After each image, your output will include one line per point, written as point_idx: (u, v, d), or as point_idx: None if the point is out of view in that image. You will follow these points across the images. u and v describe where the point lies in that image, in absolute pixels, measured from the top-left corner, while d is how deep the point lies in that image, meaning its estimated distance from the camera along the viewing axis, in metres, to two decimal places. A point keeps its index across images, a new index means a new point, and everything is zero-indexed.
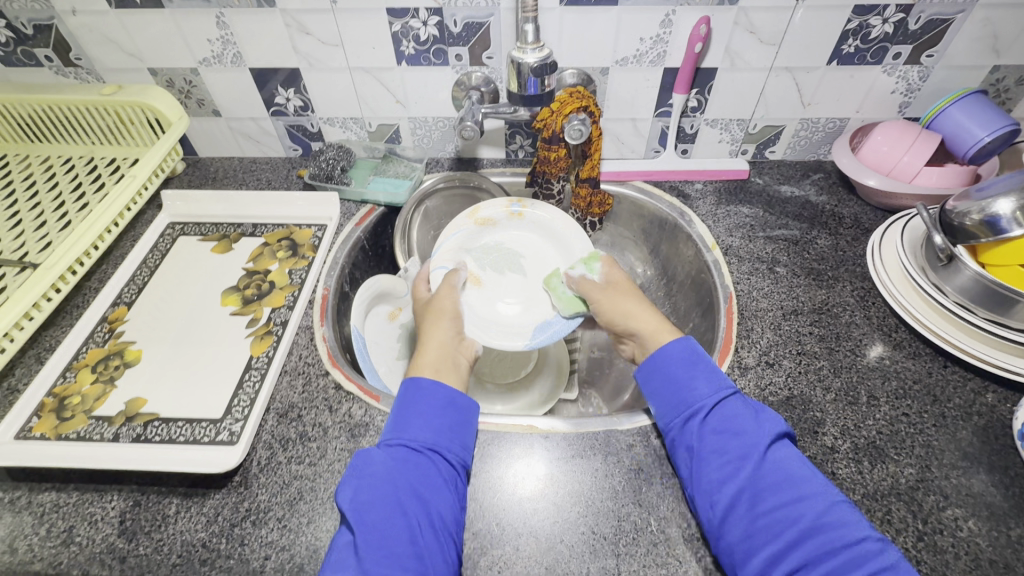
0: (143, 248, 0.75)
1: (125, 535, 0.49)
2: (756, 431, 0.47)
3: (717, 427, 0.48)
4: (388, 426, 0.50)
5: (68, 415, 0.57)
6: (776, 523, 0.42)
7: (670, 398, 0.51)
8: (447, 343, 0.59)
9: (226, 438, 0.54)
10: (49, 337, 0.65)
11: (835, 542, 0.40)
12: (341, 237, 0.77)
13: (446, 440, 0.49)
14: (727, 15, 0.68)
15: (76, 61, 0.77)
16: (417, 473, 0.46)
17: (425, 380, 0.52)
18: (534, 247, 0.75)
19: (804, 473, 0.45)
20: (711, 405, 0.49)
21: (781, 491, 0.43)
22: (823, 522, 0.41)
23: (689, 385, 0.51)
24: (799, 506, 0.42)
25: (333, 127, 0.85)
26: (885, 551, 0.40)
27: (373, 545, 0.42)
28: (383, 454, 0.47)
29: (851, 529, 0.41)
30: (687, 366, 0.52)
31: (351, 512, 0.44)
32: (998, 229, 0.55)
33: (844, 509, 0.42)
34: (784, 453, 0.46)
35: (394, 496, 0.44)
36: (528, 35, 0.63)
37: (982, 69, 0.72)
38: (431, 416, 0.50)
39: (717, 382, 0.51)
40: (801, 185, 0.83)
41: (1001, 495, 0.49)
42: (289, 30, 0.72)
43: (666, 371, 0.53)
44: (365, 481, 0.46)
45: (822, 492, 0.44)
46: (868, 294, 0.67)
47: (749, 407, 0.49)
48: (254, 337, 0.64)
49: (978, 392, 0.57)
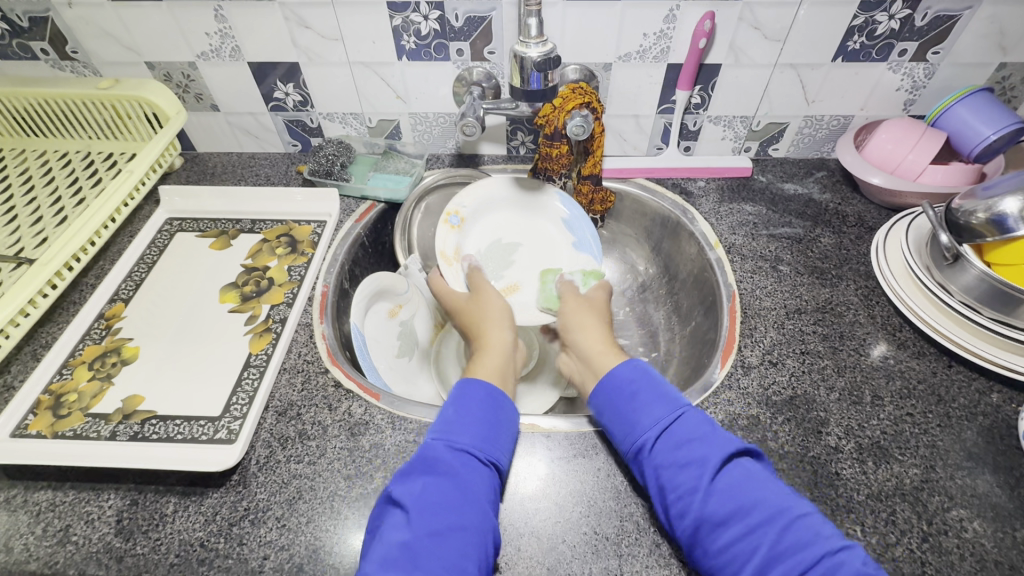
0: (140, 244, 0.75)
1: (123, 535, 0.48)
2: (704, 456, 0.45)
3: (666, 459, 0.46)
4: (447, 422, 0.49)
5: (65, 412, 0.56)
6: (735, 557, 0.41)
7: (618, 429, 0.50)
8: (505, 349, 0.60)
9: (224, 436, 0.54)
10: (45, 334, 0.64)
11: (797, 567, 0.39)
12: (341, 233, 0.76)
13: (503, 453, 0.49)
14: (732, 11, 0.67)
15: (72, 54, 0.76)
16: (479, 482, 0.46)
17: (491, 385, 0.53)
18: (502, 226, 0.79)
19: (758, 493, 0.43)
20: (655, 437, 0.48)
21: (733, 522, 0.42)
22: (782, 548, 0.40)
23: (634, 417, 0.49)
24: (755, 536, 0.41)
25: (333, 122, 0.84)
26: (845, 563, 0.38)
27: (433, 552, 0.41)
28: (448, 453, 0.46)
29: (812, 548, 0.39)
30: (627, 398, 0.51)
31: (414, 508, 0.43)
32: (1005, 228, 0.55)
33: (804, 525, 0.41)
34: (734, 475, 0.44)
35: (462, 504, 0.43)
36: (532, 28, 0.62)
37: (988, 66, 0.71)
38: (491, 425, 0.50)
39: (662, 407, 0.49)
40: (804, 182, 0.82)
41: (1007, 496, 0.49)
42: (289, 24, 0.71)
43: (613, 403, 0.51)
44: (434, 479, 0.45)
45: (780, 509, 0.42)
46: (872, 293, 0.67)
47: (702, 427, 0.47)
48: (254, 334, 0.63)
49: (983, 392, 0.56)
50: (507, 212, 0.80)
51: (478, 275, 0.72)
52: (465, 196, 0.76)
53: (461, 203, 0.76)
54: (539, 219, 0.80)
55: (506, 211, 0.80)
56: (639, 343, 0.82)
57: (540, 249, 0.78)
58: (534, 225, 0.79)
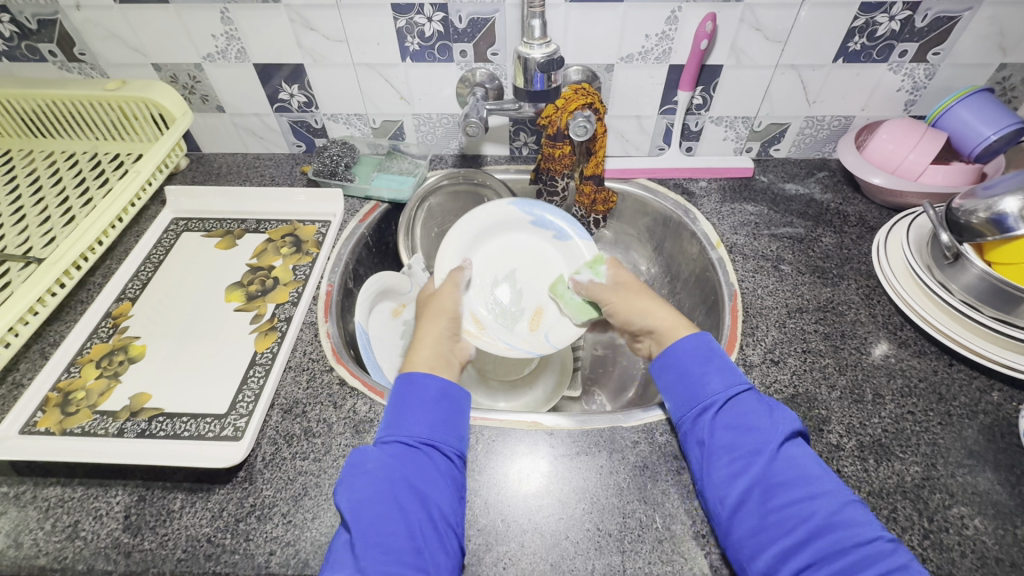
0: (146, 244, 0.75)
1: (131, 530, 0.49)
2: (767, 426, 0.47)
3: (729, 422, 0.48)
4: (384, 422, 0.50)
5: (72, 410, 0.57)
6: (788, 519, 0.42)
7: (681, 393, 0.52)
8: (440, 342, 0.59)
9: (231, 433, 0.54)
10: (53, 333, 0.65)
11: (847, 540, 0.40)
12: (345, 233, 0.77)
13: (442, 433, 0.49)
14: (733, 12, 0.68)
15: (80, 56, 0.77)
16: (414, 467, 0.46)
17: (420, 375, 0.52)
18: (506, 252, 0.73)
19: (818, 471, 0.44)
20: (724, 400, 0.49)
21: (793, 487, 0.43)
22: (836, 519, 0.41)
23: (702, 380, 0.51)
24: (813, 503, 0.42)
25: (337, 123, 0.85)
26: (897, 552, 0.40)
27: (372, 543, 0.42)
28: (379, 451, 0.47)
29: (863, 529, 0.41)
30: (700, 362, 0.52)
31: (351, 512, 0.44)
32: (1004, 227, 0.55)
33: (858, 509, 0.42)
34: (796, 450, 0.46)
35: (392, 494, 0.44)
36: (535, 30, 0.63)
37: (989, 67, 0.72)
38: (426, 410, 0.50)
39: (731, 377, 0.51)
40: (806, 183, 0.82)
41: (1007, 494, 0.49)
42: (294, 26, 0.71)
43: (681, 368, 0.53)
44: (362, 477, 0.45)
45: (835, 490, 0.43)
46: (873, 292, 0.67)
47: (764, 403, 0.49)
48: (259, 333, 0.64)
49: (984, 391, 0.57)
50: (504, 235, 0.74)
51: (456, 275, 0.66)
52: (453, 237, 0.70)
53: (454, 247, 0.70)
54: (531, 237, 0.74)
55: (504, 235, 0.74)
56: None
57: (552, 268, 0.72)
58: (539, 245, 0.74)
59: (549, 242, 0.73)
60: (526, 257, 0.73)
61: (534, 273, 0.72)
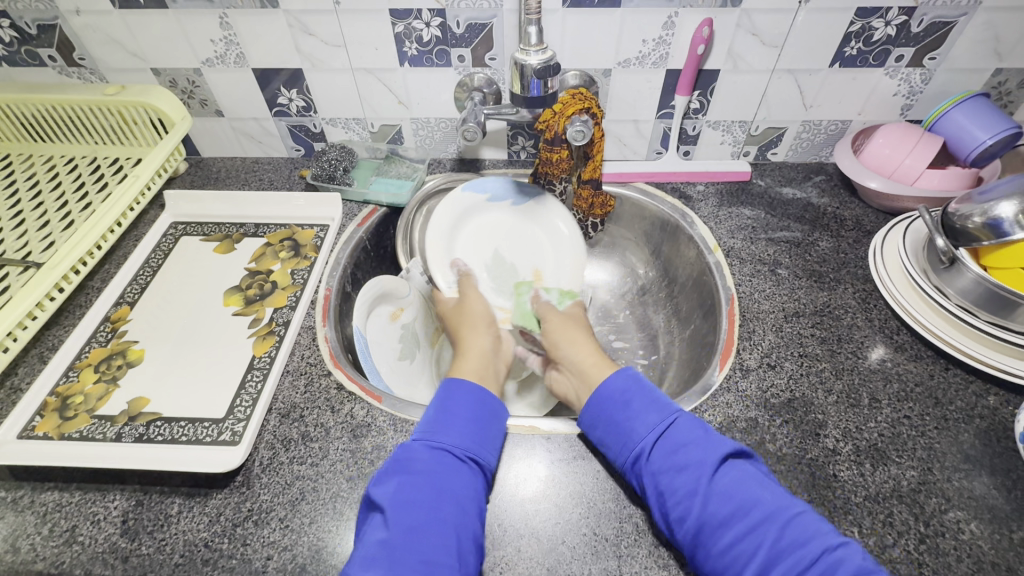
0: (145, 248, 0.76)
1: (128, 535, 0.49)
2: (700, 460, 0.46)
3: (664, 465, 0.47)
4: (428, 423, 0.51)
5: (71, 414, 0.57)
6: (738, 557, 0.41)
7: (614, 441, 0.50)
8: (484, 352, 0.61)
9: (228, 438, 0.54)
10: (52, 337, 0.65)
11: (797, 566, 0.40)
12: (343, 237, 0.77)
13: (484, 448, 0.50)
14: (730, 17, 0.68)
15: (79, 61, 0.77)
16: (458, 477, 0.47)
17: (466, 383, 0.54)
18: (487, 237, 0.78)
19: (755, 493, 0.44)
20: (654, 441, 0.48)
21: (736, 522, 0.42)
22: (781, 547, 0.41)
23: (628, 426, 0.50)
24: (757, 534, 0.42)
25: (336, 127, 0.85)
26: (847, 558, 0.39)
27: (408, 548, 0.42)
28: (426, 453, 0.48)
29: (811, 545, 0.40)
30: (622, 408, 0.51)
31: (391, 508, 0.44)
32: (1000, 232, 0.55)
33: (804, 521, 0.42)
34: (732, 477, 0.45)
35: (436, 502, 0.44)
36: (533, 36, 0.63)
37: (984, 71, 0.72)
38: (471, 422, 0.51)
39: (654, 415, 0.49)
40: (803, 186, 0.83)
41: (1003, 498, 0.49)
42: (292, 31, 0.72)
43: (605, 413, 0.51)
44: (409, 478, 0.46)
45: (778, 507, 0.43)
46: (870, 296, 0.67)
47: (697, 432, 0.48)
48: (257, 337, 0.64)
49: (980, 395, 0.57)
50: (477, 221, 0.79)
51: (468, 279, 0.72)
52: (438, 254, 0.73)
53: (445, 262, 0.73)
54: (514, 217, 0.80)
55: (476, 223, 0.79)
56: (639, 347, 0.83)
57: (530, 235, 0.80)
58: (509, 219, 0.80)
59: (525, 219, 0.80)
60: (504, 233, 0.79)
61: (519, 245, 0.79)
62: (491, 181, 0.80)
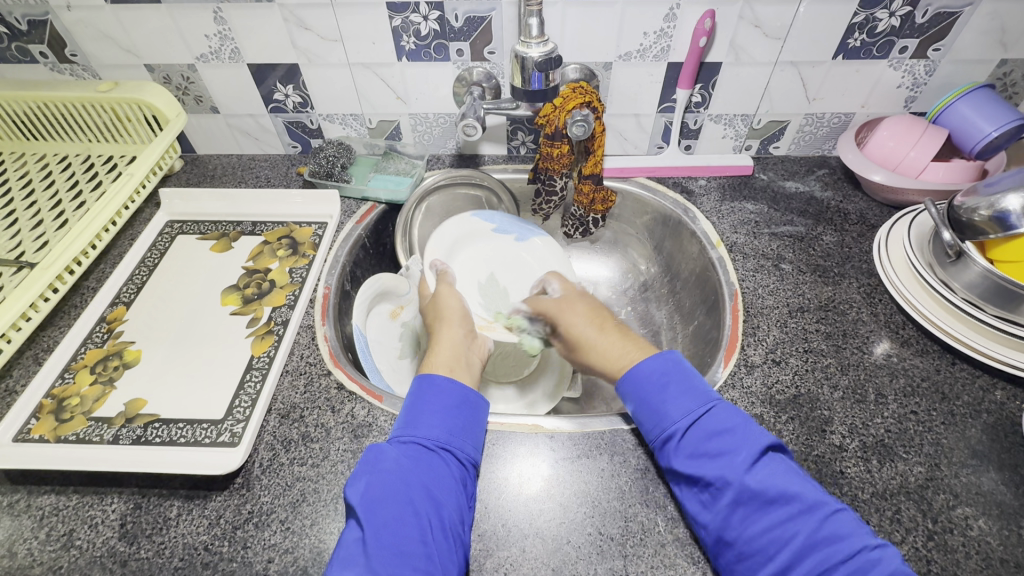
0: (141, 247, 0.75)
1: (127, 539, 0.48)
2: (736, 447, 0.45)
3: (695, 450, 0.46)
4: (399, 422, 0.50)
5: (67, 416, 0.56)
6: (771, 543, 0.41)
7: (646, 420, 0.50)
8: (454, 344, 0.59)
9: (227, 439, 0.54)
10: (47, 338, 0.64)
11: (835, 557, 0.39)
12: (342, 234, 0.76)
13: (458, 438, 0.49)
14: (732, 9, 0.67)
15: (71, 57, 0.76)
16: (430, 469, 0.46)
17: (438, 376, 0.53)
18: (483, 258, 0.78)
19: (793, 487, 0.42)
20: (688, 426, 0.48)
21: (774, 507, 0.42)
22: (819, 538, 0.40)
23: (661, 409, 0.49)
24: (793, 526, 0.41)
25: (333, 123, 0.84)
26: (884, 559, 0.38)
27: (382, 543, 0.41)
28: (397, 450, 0.47)
29: (850, 541, 0.40)
30: (657, 390, 0.50)
31: (362, 507, 0.44)
32: (1007, 225, 0.55)
33: (842, 518, 0.41)
34: (768, 470, 0.43)
35: (407, 495, 0.44)
36: (533, 28, 0.63)
37: (989, 63, 0.71)
38: (444, 414, 0.50)
39: (690, 401, 0.49)
40: (806, 180, 0.82)
41: (1011, 493, 0.49)
42: (288, 25, 0.70)
43: (640, 394, 0.51)
44: (379, 475, 0.45)
45: (818, 501, 0.42)
46: (874, 291, 0.66)
47: (736, 418, 0.47)
48: (255, 337, 0.63)
49: (986, 389, 0.56)
50: (474, 244, 0.79)
51: (445, 276, 0.69)
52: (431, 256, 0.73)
53: (428, 261, 0.72)
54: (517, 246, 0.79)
55: (475, 245, 0.78)
56: None
57: (529, 265, 0.78)
58: (511, 247, 0.79)
59: (526, 251, 0.79)
60: (501, 260, 0.78)
61: (514, 272, 0.77)
62: (499, 214, 0.81)
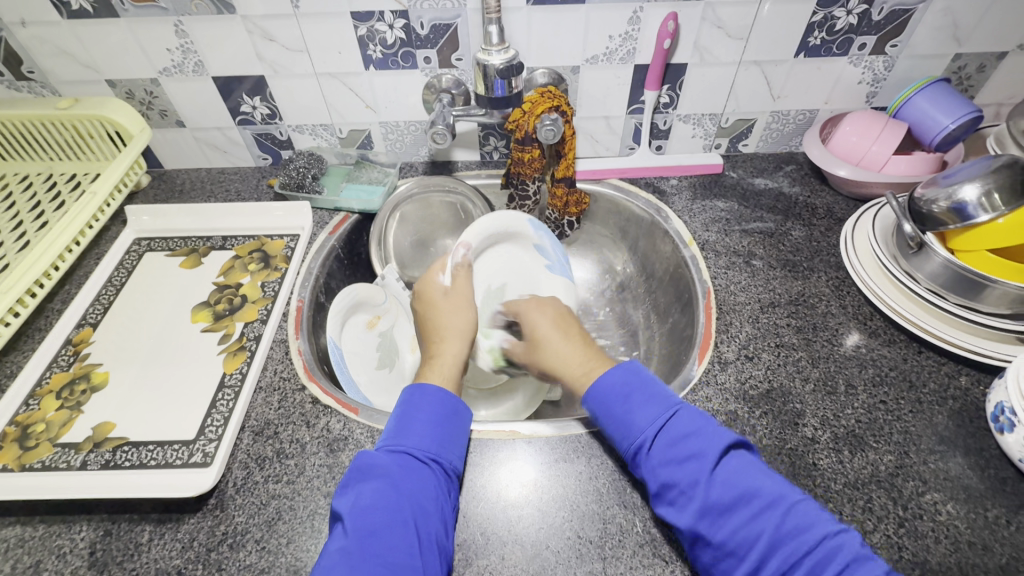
0: (108, 266, 0.73)
1: (96, 567, 0.47)
2: (702, 450, 0.45)
3: (665, 458, 0.46)
4: (387, 430, 0.50)
5: (32, 444, 0.55)
6: (742, 544, 0.41)
7: (615, 431, 0.50)
8: (458, 361, 0.58)
9: (199, 459, 0.53)
10: (11, 364, 0.62)
11: (799, 551, 0.40)
12: (315, 246, 0.75)
13: (446, 449, 0.50)
14: (694, 10, 0.68)
15: (28, 74, 0.74)
16: (420, 479, 0.47)
17: (430, 386, 0.53)
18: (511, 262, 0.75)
19: (756, 481, 0.43)
20: (654, 435, 0.47)
21: (737, 510, 0.42)
22: (784, 531, 0.40)
23: (628, 418, 0.49)
24: (758, 522, 0.41)
25: (303, 134, 0.83)
26: (846, 544, 0.39)
27: (369, 551, 0.41)
28: (387, 458, 0.47)
29: (813, 530, 0.40)
30: (621, 400, 0.50)
31: (350, 515, 0.43)
32: (965, 215, 0.56)
33: (804, 508, 0.41)
34: (732, 467, 0.44)
35: (397, 504, 0.44)
36: (494, 36, 0.63)
37: (945, 57, 0.73)
38: (433, 423, 0.51)
39: (655, 407, 0.49)
40: (774, 177, 0.83)
41: (978, 477, 0.50)
42: (252, 37, 0.70)
43: (605, 408, 0.51)
44: (370, 484, 0.45)
45: (779, 495, 0.42)
46: (843, 283, 0.68)
47: (697, 420, 0.47)
48: (227, 354, 0.62)
49: (952, 375, 0.58)
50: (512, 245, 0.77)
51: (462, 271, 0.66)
52: (465, 237, 0.69)
53: (457, 242, 0.68)
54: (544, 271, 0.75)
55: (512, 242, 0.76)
56: (619, 344, 0.82)
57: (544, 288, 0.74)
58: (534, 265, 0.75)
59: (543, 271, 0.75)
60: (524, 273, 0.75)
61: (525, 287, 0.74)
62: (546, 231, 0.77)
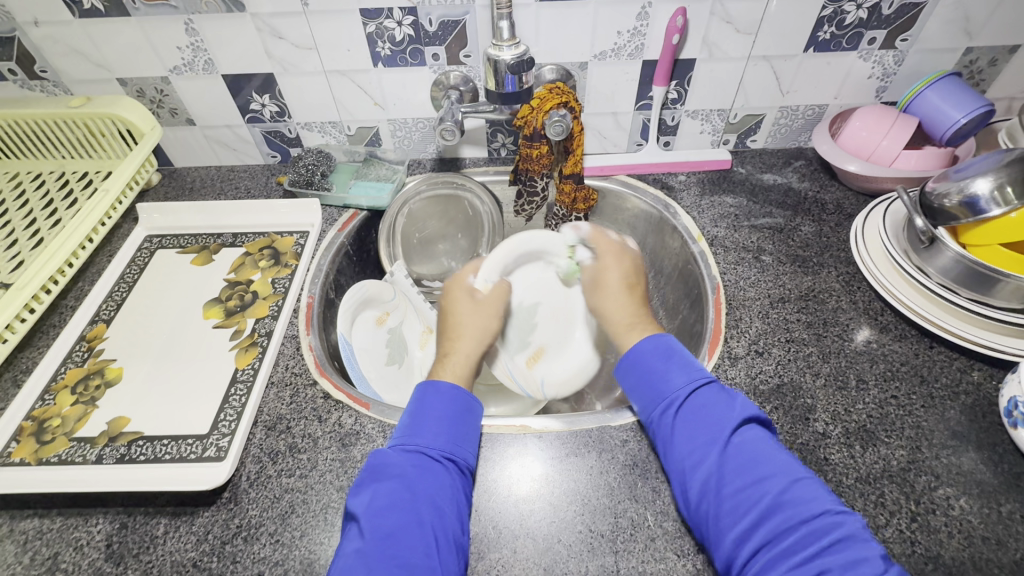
0: (120, 263, 0.74)
1: (113, 559, 0.47)
2: (725, 416, 0.47)
3: (691, 416, 0.48)
4: (401, 429, 0.51)
5: (48, 438, 0.55)
6: (741, 504, 0.42)
7: (647, 391, 0.52)
8: (471, 361, 0.60)
9: (214, 453, 0.53)
10: (25, 360, 0.63)
11: (795, 517, 0.40)
12: (324, 243, 0.76)
13: (461, 447, 0.50)
14: (703, 5, 0.68)
15: (41, 73, 0.75)
16: (433, 477, 0.47)
17: (442, 386, 0.54)
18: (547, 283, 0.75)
19: (768, 454, 0.45)
20: (686, 395, 0.50)
21: (745, 473, 0.44)
22: (784, 499, 0.42)
23: (664, 376, 0.52)
24: (763, 485, 0.43)
25: (312, 132, 0.84)
26: (845, 523, 0.40)
27: (384, 552, 0.41)
28: (401, 457, 0.48)
29: (811, 504, 0.41)
30: (662, 359, 0.53)
31: (366, 516, 0.44)
32: (978, 209, 0.56)
33: (809, 484, 0.43)
34: (747, 438, 0.46)
35: (413, 504, 0.44)
36: (504, 32, 0.63)
37: (956, 51, 0.73)
38: (446, 422, 0.51)
39: (692, 372, 0.51)
40: (783, 172, 0.83)
41: (990, 472, 0.50)
42: (262, 35, 0.70)
43: (640, 366, 0.54)
44: (385, 484, 0.46)
45: (787, 469, 0.44)
46: (853, 278, 0.68)
47: (726, 394, 0.50)
48: (239, 349, 0.63)
49: (964, 371, 0.57)
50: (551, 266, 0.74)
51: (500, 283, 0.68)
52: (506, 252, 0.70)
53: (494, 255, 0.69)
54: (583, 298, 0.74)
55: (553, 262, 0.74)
56: None
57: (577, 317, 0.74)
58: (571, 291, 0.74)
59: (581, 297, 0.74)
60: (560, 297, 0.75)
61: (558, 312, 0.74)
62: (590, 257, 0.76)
